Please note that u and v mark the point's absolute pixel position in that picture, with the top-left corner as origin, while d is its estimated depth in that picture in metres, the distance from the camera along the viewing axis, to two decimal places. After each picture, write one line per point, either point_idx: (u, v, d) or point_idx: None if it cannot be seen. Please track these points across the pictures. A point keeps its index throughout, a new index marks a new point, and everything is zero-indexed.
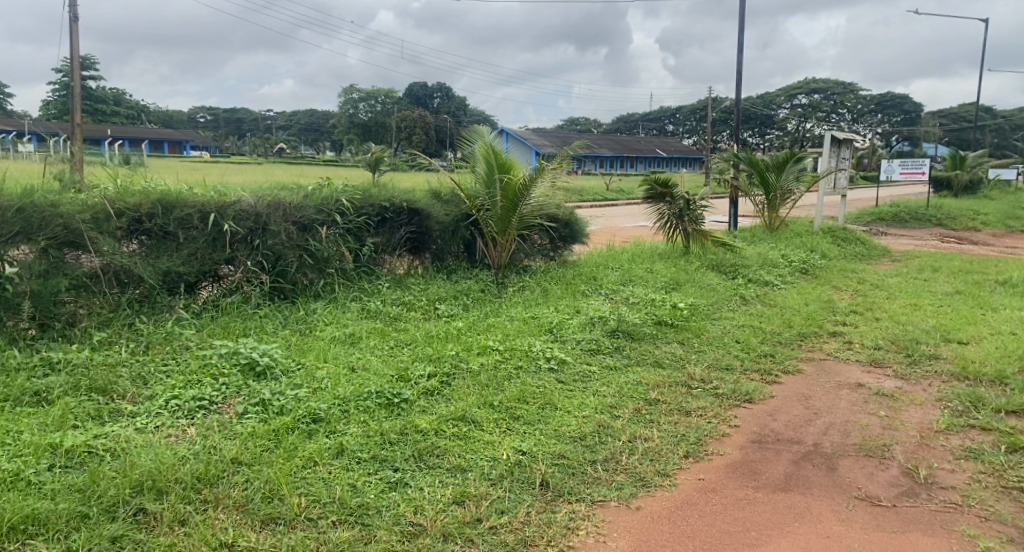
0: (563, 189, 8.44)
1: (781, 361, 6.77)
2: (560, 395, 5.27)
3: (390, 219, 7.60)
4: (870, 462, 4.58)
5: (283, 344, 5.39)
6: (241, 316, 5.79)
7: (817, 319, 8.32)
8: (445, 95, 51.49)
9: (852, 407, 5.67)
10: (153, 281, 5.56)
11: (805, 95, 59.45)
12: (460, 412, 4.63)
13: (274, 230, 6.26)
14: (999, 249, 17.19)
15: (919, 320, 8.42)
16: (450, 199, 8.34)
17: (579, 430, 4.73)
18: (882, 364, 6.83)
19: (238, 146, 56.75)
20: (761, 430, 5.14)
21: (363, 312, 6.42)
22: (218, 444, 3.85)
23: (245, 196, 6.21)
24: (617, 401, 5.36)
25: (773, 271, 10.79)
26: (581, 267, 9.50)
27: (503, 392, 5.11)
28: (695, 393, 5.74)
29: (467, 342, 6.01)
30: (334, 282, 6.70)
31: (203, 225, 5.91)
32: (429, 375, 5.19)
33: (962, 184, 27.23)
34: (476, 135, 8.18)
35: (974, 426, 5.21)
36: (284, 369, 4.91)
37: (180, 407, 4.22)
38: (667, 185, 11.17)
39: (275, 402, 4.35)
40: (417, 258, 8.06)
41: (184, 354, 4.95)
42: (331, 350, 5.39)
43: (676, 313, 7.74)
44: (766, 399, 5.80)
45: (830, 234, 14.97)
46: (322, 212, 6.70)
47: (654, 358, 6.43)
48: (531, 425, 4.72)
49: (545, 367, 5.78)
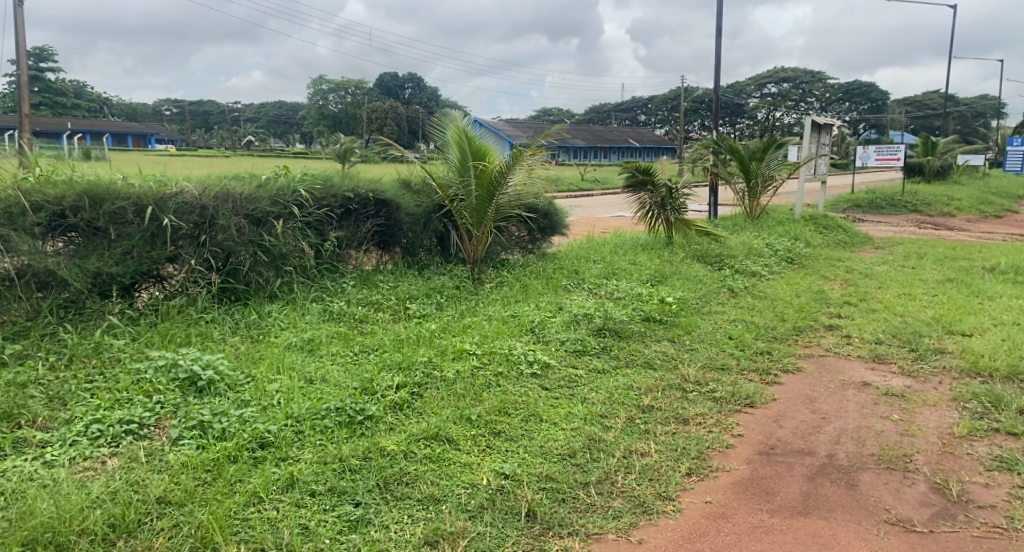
0: (542, 176, 7.87)
1: (779, 360, 6.27)
2: (544, 405, 4.74)
3: (355, 211, 6.99)
4: (893, 477, 4.10)
5: (231, 353, 4.79)
6: (185, 322, 5.17)
7: (811, 311, 7.85)
8: (417, 85, 50.73)
9: (862, 410, 5.18)
10: (79, 285, 4.92)
11: (776, 83, 59.40)
12: (434, 430, 4.07)
13: (223, 225, 5.63)
14: (976, 234, 16.94)
15: (915, 310, 7.98)
16: (421, 189, 7.81)
17: (568, 446, 4.21)
18: (886, 361, 6.35)
19: (205, 139, 55.50)
20: (767, 440, 4.64)
21: (325, 314, 5.84)
22: (142, 480, 3.26)
23: (188, 186, 5.58)
24: (607, 409, 4.84)
25: (758, 261, 10.33)
26: (560, 259, 8.97)
27: (482, 404, 4.57)
28: (691, 397, 5.23)
29: (441, 346, 5.46)
30: (292, 281, 6.11)
31: (139, 220, 5.28)
32: (397, 386, 4.62)
33: (934, 170, 27.07)
34: (449, 120, 7.60)
35: (999, 431, 4.74)
36: (232, 384, 4.33)
37: (100, 433, 3.60)
38: (649, 173, 10.65)
39: (216, 424, 3.74)
40: (386, 253, 7.49)
41: (113, 368, 4.32)
42: (288, 358, 4.80)
43: (664, 308, 7.23)
44: (768, 403, 5.29)
45: (812, 222, 14.57)
46: (277, 204, 6.10)
47: (644, 359, 5.91)
48: (514, 443, 4.18)
49: (528, 373, 5.24)
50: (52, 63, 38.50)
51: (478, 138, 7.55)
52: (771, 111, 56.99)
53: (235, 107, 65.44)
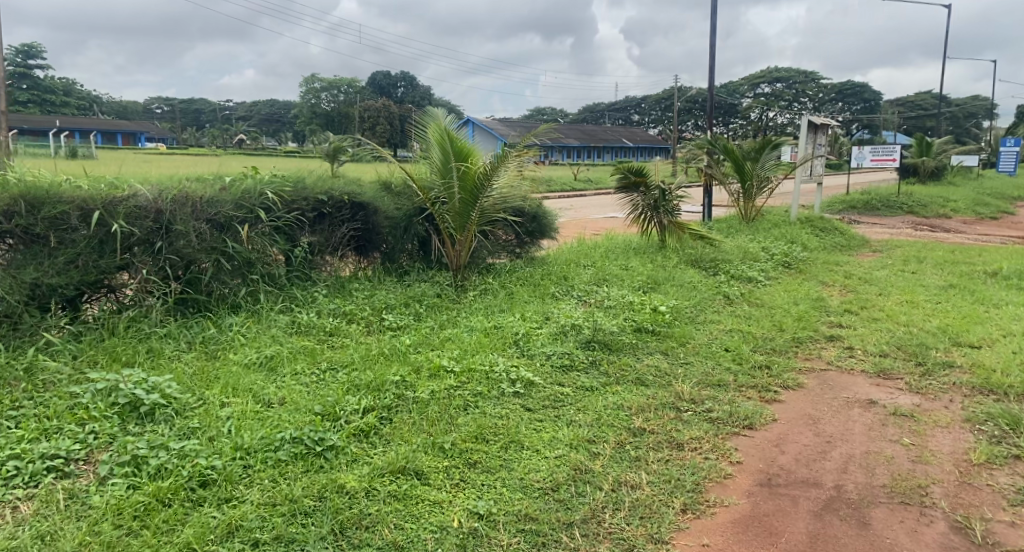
0: (529, 178, 7.45)
1: (779, 375, 5.85)
2: (525, 430, 4.36)
3: (329, 215, 6.57)
4: (910, 513, 3.73)
5: (183, 374, 4.42)
6: (135, 338, 4.82)
7: (810, 320, 7.46)
8: (410, 83, 50.48)
9: (870, 433, 4.77)
10: (15, 299, 4.54)
11: (769, 83, 59.17)
12: (401, 462, 3.73)
13: (181, 231, 5.25)
14: (974, 236, 16.57)
15: (919, 320, 7.58)
16: (401, 191, 7.38)
17: (551, 478, 3.86)
18: (892, 377, 5.93)
19: (197, 136, 54.89)
20: (769, 469, 4.25)
21: (293, 326, 5.46)
22: (56, 532, 3.05)
23: (142, 189, 5.20)
24: (595, 433, 4.45)
25: (755, 266, 9.94)
26: (549, 264, 8.56)
27: (457, 429, 4.20)
28: (686, 419, 4.83)
29: (416, 362, 5.05)
30: (259, 291, 5.71)
31: (84, 226, 4.89)
32: (364, 410, 4.24)
33: (928, 170, 26.79)
34: (430, 118, 7.20)
35: (1019, 457, 4.35)
36: (180, 408, 3.99)
37: (17, 471, 3.32)
38: (642, 174, 10.26)
39: (151, 460, 3.44)
40: (364, 258, 7.08)
41: (46, 392, 3.97)
42: (246, 378, 4.44)
43: (657, 318, 6.83)
44: (768, 424, 4.89)
45: (808, 224, 14.20)
46: (242, 208, 5.70)
47: (635, 375, 5.50)
48: (491, 475, 3.83)
49: (509, 392, 4.84)
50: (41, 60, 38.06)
51: (462, 138, 7.14)
52: (764, 111, 56.72)
53: (226, 105, 64.91)
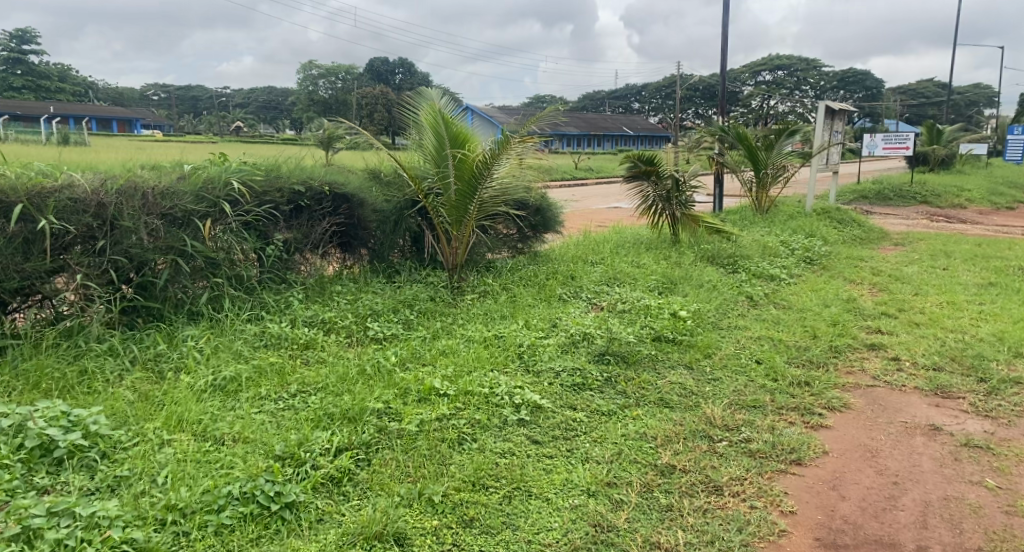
0: (533, 167, 6.62)
1: (822, 394, 5.04)
2: (534, 471, 3.59)
3: (307, 207, 5.77)
4: None
5: (119, 402, 3.67)
6: (65, 355, 4.07)
7: (846, 326, 6.65)
8: (410, 70, 49.81)
9: (943, 471, 3.99)
10: None
11: (773, 71, 58.17)
12: (378, 525, 3.01)
13: (127, 227, 4.50)
14: (994, 228, 15.71)
15: (968, 325, 6.78)
16: (391, 182, 6.59)
17: (565, 540, 3.14)
18: (953, 395, 5.14)
19: (193, 123, 53.84)
20: (831, 522, 3.50)
21: (263, 337, 4.69)
22: None
23: (79, 179, 4.43)
24: (615, 472, 3.68)
25: (776, 263, 9.13)
26: (554, 262, 7.76)
27: (450, 473, 3.44)
28: (722, 452, 4.04)
29: (402, 384, 4.25)
30: (224, 296, 4.92)
31: (6, 222, 4.15)
32: (337, 449, 3.47)
33: (939, 158, 25.90)
34: (423, 98, 6.42)
35: None
36: (109, 448, 3.24)
37: None
38: (653, 162, 9.38)
39: (49, 533, 2.73)
40: (349, 256, 6.29)
41: None
42: (197, 407, 3.68)
43: (677, 325, 6.04)
44: (822, 459, 4.09)
45: (825, 215, 13.38)
46: (203, 200, 4.93)
47: (657, 395, 4.73)
48: (491, 538, 3.10)
49: (513, 421, 4.06)
50: (33, 45, 37.24)
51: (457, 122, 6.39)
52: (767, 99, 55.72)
53: (222, 91, 63.91)
